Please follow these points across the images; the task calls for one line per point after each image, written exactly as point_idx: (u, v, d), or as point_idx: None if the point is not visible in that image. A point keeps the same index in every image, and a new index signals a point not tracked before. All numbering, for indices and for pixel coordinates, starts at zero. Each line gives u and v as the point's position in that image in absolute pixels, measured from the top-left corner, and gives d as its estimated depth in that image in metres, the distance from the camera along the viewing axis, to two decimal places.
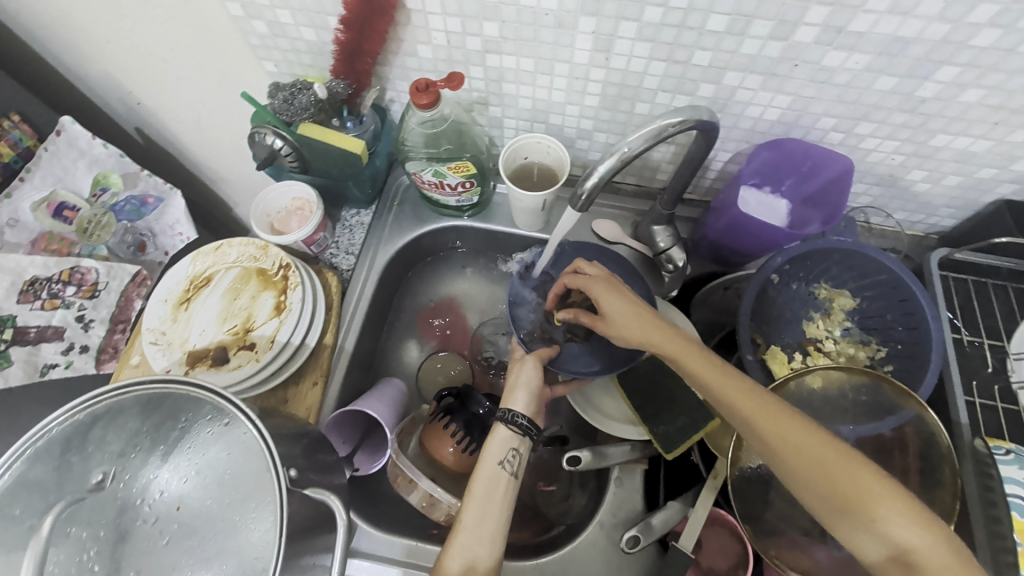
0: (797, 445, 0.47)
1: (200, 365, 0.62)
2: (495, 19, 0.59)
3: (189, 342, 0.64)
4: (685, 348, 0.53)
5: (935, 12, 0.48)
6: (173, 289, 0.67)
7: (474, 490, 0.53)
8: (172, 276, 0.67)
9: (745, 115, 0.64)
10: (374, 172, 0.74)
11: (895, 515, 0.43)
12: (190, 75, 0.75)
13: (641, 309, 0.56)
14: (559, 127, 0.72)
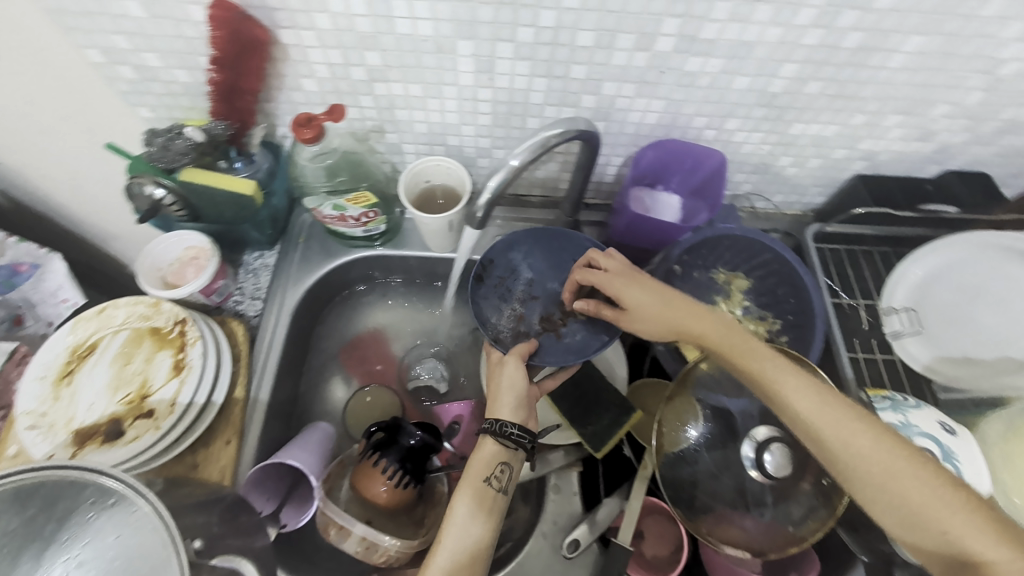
0: (859, 438, 0.46)
1: (90, 444, 0.56)
2: (375, 49, 0.60)
3: (73, 420, 0.57)
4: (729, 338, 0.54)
5: (768, 18, 0.54)
6: (52, 364, 0.60)
7: (456, 515, 0.53)
8: (49, 349, 0.61)
9: (628, 121, 0.67)
10: (272, 211, 0.71)
11: (954, 515, 0.42)
12: (55, 127, 0.68)
13: (681, 302, 0.56)
14: (458, 147, 0.73)
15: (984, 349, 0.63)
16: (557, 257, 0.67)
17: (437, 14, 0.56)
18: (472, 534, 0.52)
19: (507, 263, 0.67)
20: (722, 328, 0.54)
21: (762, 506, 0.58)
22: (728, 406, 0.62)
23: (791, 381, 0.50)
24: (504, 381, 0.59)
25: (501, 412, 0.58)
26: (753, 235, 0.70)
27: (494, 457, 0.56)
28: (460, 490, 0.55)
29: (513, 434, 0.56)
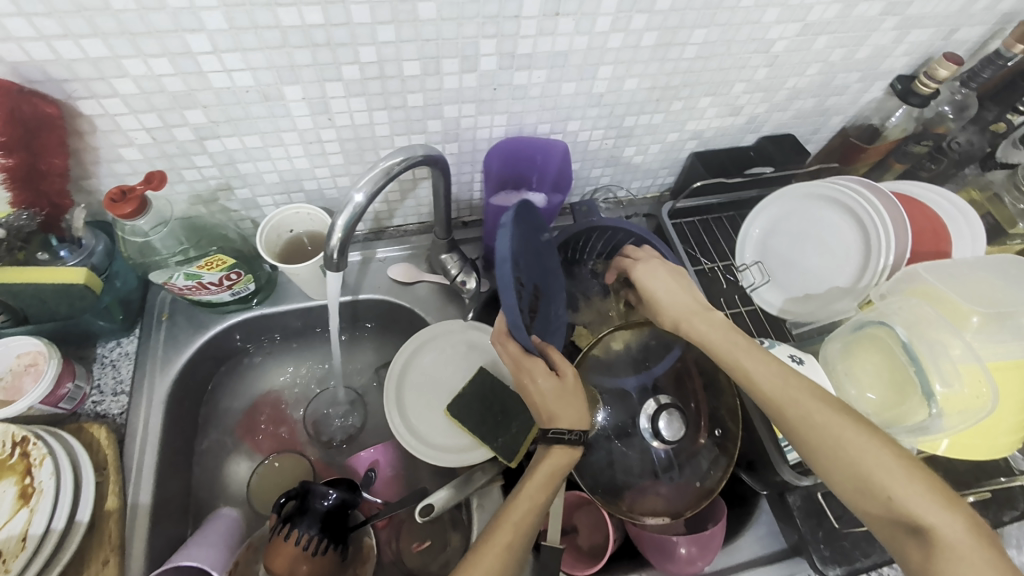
0: (811, 414, 0.52)
1: None
2: (195, 106, 0.57)
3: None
4: (713, 334, 0.59)
5: (571, 30, 0.59)
6: None
7: (506, 522, 0.53)
8: None
9: (478, 138, 0.70)
10: (118, 295, 0.64)
11: (906, 484, 0.47)
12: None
13: (675, 306, 0.62)
14: (318, 191, 0.71)
15: (818, 284, 0.72)
16: (529, 234, 0.59)
17: (253, 63, 0.54)
18: (516, 545, 0.52)
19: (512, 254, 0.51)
20: (701, 319, 0.61)
21: (669, 471, 0.62)
22: (627, 386, 0.66)
23: (766, 368, 0.55)
24: (561, 390, 0.59)
25: (569, 421, 0.58)
26: (614, 223, 0.71)
27: (563, 467, 0.57)
28: (523, 496, 0.55)
29: (581, 447, 0.58)
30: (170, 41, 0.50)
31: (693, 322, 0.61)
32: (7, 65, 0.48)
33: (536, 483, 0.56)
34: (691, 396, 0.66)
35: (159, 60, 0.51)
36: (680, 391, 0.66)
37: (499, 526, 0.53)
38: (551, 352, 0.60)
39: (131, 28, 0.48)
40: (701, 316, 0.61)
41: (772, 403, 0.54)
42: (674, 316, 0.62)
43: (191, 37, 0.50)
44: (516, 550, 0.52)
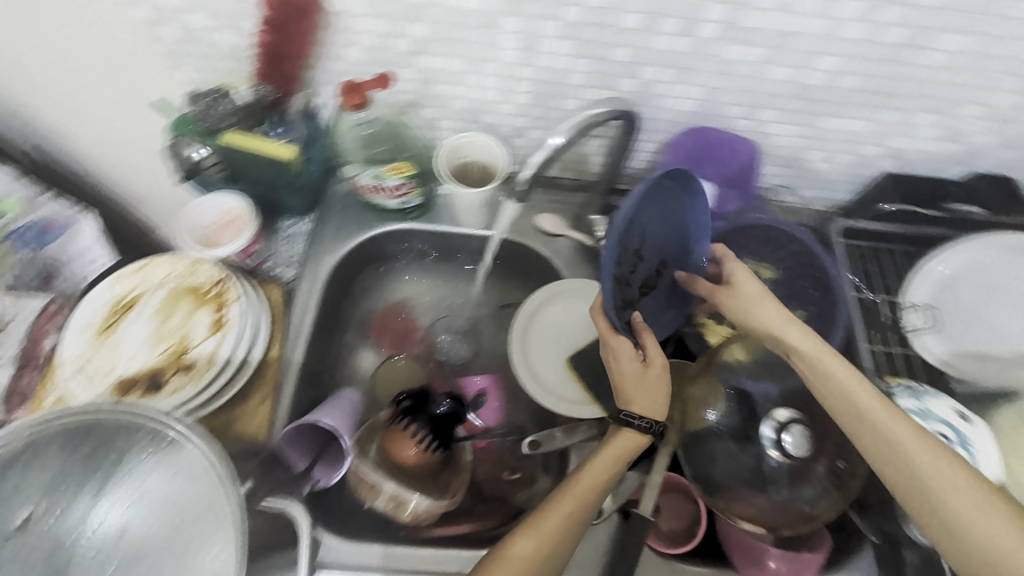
0: (947, 484, 0.49)
1: (132, 393, 0.58)
2: (423, 20, 0.60)
3: (116, 369, 0.60)
4: (835, 370, 0.54)
5: (811, 10, 0.55)
6: (94, 315, 0.62)
7: (578, 484, 0.54)
8: (91, 301, 0.62)
9: (664, 106, 0.69)
10: (308, 179, 0.71)
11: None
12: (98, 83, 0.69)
13: (781, 326, 0.57)
14: (494, 125, 0.74)
15: (996, 344, 0.66)
16: (675, 213, 0.62)
17: None
18: (580, 509, 0.53)
19: (634, 212, 0.57)
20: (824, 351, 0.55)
21: (777, 484, 0.60)
22: (751, 389, 0.64)
23: (897, 423, 0.51)
24: (637, 376, 0.59)
25: (641, 403, 0.58)
26: (779, 224, 0.73)
27: (635, 448, 0.58)
28: (595, 464, 0.56)
29: (650, 437, 0.58)
30: None
31: (811, 348, 0.56)
32: None
33: (607, 456, 0.56)
34: (821, 419, 0.62)
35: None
36: (809, 411, 0.63)
37: (569, 488, 0.55)
38: (610, 342, 0.59)
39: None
40: (818, 346, 0.56)
41: (902, 465, 0.51)
42: (776, 334, 0.57)
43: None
44: (582, 511, 0.53)
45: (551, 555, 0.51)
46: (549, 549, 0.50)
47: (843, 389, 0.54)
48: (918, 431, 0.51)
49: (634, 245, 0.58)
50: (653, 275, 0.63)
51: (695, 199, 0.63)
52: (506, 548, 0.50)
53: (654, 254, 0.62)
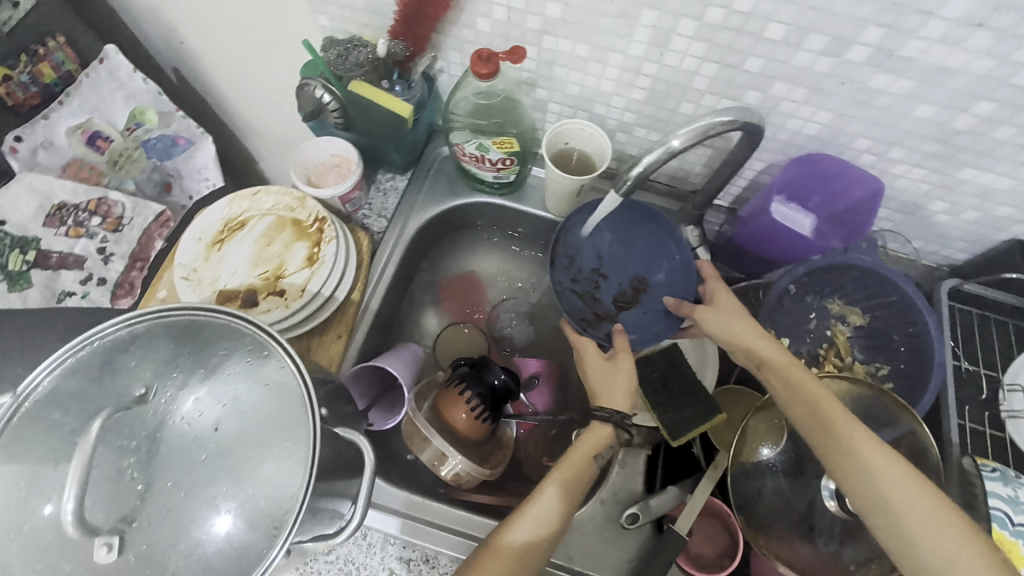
0: (917, 504, 0.49)
1: (230, 305, 0.64)
2: (558, 0, 0.59)
3: (220, 281, 0.65)
4: (804, 381, 0.56)
5: (984, 47, 0.49)
6: (207, 228, 0.67)
7: (562, 476, 0.56)
8: (207, 216, 0.68)
9: (785, 126, 0.65)
10: (416, 139, 0.75)
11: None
12: (238, 16, 0.72)
13: (755, 339, 0.59)
14: (601, 116, 0.73)
15: None
16: (632, 234, 0.72)
17: None
18: (565, 496, 0.55)
19: (592, 244, 0.73)
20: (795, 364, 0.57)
21: (823, 535, 0.58)
22: None
23: (865, 439, 0.52)
24: (605, 375, 0.65)
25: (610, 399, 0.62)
26: (881, 270, 0.67)
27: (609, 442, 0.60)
28: (576, 456, 0.58)
29: (619, 428, 0.60)
30: None
31: (780, 360, 0.57)
32: None
33: (586, 446, 0.59)
34: None
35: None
36: None
37: (551, 478, 0.57)
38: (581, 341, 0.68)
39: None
40: (787, 359, 0.57)
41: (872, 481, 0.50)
42: (747, 345, 0.59)
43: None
44: (568, 499, 0.55)
45: (540, 542, 0.52)
46: (538, 536, 0.52)
47: (807, 400, 0.55)
48: (874, 441, 0.52)
49: (591, 266, 0.72)
50: (627, 291, 0.72)
51: (658, 223, 0.72)
52: (500, 535, 0.52)
53: (620, 273, 0.72)
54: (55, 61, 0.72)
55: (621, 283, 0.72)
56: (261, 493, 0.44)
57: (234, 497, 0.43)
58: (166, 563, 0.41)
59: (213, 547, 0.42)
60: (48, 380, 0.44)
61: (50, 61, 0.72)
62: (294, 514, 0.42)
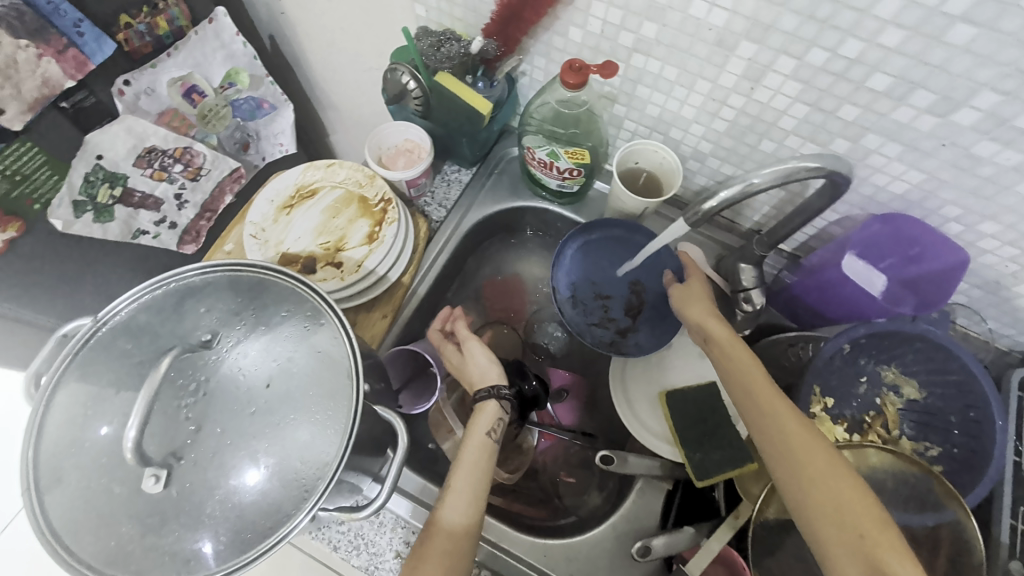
0: (819, 466, 0.50)
1: (290, 268, 0.67)
2: (656, 21, 0.58)
3: (284, 244, 0.68)
4: (736, 348, 0.58)
5: None
6: (280, 192, 0.71)
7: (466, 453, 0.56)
8: (283, 180, 0.71)
9: (869, 180, 0.62)
10: (487, 137, 0.77)
11: (877, 544, 0.46)
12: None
13: (704, 316, 0.62)
14: (676, 141, 0.72)
15: None
16: (609, 240, 0.76)
17: (739, 8, 0.53)
18: (479, 471, 0.55)
19: (581, 273, 0.76)
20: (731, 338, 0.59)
21: None
22: None
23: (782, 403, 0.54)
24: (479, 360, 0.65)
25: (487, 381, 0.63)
26: (953, 347, 0.62)
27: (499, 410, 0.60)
28: (473, 434, 0.58)
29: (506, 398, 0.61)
30: None
31: (722, 333, 0.60)
32: None
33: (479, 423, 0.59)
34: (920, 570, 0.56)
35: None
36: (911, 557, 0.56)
37: (461, 461, 0.56)
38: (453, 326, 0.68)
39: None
40: (726, 332, 0.60)
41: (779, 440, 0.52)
42: (700, 318, 0.63)
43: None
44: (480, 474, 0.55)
45: (469, 525, 0.52)
46: (460, 524, 0.51)
47: (739, 370, 0.56)
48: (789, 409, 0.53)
49: (591, 293, 0.75)
50: (632, 299, 0.75)
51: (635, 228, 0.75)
52: (431, 526, 0.51)
53: (618, 286, 0.75)
54: (171, 16, 0.74)
55: (623, 293, 0.75)
56: (299, 453, 0.45)
57: (274, 455, 0.45)
58: (202, 505, 0.43)
59: (246, 500, 0.44)
60: (126, 308, 0.47)
61: (167, 15, 0.73)
62: (326, 483, 0.43)
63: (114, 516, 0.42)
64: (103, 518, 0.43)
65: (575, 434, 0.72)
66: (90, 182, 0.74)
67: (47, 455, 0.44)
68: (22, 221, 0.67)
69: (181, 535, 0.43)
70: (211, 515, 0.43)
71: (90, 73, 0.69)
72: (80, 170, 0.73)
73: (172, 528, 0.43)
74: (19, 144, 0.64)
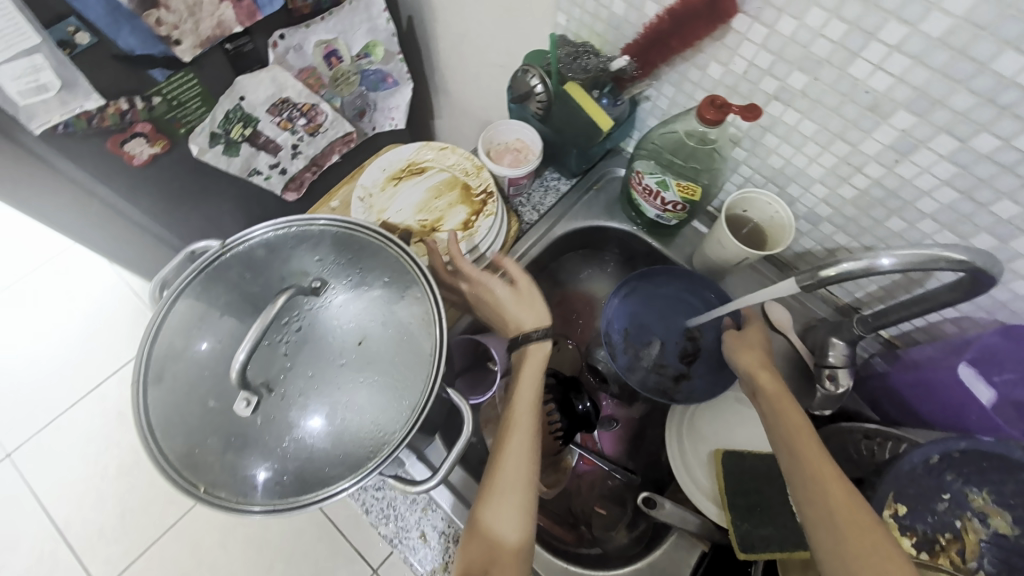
0: (864, 536, 0.47)
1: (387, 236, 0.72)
2: (808, 73, 0.56)
3: (387, 213, 0.74)
4: (786, 404, 0.57)
5: None
6: (393, 163, 0.77)
7: (515, 456, 0.56)
8: (397, 153, 0.77)
9: (1007, 286, 0.57)
10: (596, 153, 0.78)
11: None
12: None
13: (757, 366, 0.62)
14: (791, 198, 0.69)
15: None
16: (658, 291, 0.76)
17: (907, 77, 0.50)
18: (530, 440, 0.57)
19: (632, 326, 0.75)
20: (782, 393, 0.58)
21: None
22: None
23: (828, 464, 0.52)
24: (528, 302, 0.66)
25: (530, 325, 0.65)
26: None
27: (539, 379, 0.62)
28: (519, 437, 0.57)
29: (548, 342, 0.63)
30: (871, 18, 0.48)
31: (774, 388, 0.59)
32: None
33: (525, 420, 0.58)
34: None
35: (840, 24, 0.50)
36: None
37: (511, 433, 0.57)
38: (502, 265, 0.68)
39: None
40: (780, 387, 0.59)
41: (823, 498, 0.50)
42: (753, 367, 0.62)
43: (895, 24, 0.47)
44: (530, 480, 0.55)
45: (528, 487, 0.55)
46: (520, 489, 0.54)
47: (788, 428, 0.55)
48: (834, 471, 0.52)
49: (644, 345, 0.74)
50: (685, 346, 0.74)
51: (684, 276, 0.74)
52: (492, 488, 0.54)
53: (670, 336, 0.75)
54: None
55: (676, 341, 0.74)
56: (374, 411, 0.49)
57: (348, 410, 0.49)
58: (280, 437, 0.47)
59: (314, 444, 0.48)
60: (263, 233, 0.53)
61: None
62: (390, 450, 0.46)
63: (201, 425, 0.47)
64: (193, 427, 0.47)
65: (619, 467, 0.72)
66: (228, 119, 0.78)
67: (158, 352, 0.49)
68: (168, 141, 0.74)
69: (250, 460, 0.47)
70: (282, 449, 0.47)
71: (256, 23, 0.72)
72: (224, 107, 0.77)
73: (248, 451, 0.47)
74: (183, 72, 0.69)
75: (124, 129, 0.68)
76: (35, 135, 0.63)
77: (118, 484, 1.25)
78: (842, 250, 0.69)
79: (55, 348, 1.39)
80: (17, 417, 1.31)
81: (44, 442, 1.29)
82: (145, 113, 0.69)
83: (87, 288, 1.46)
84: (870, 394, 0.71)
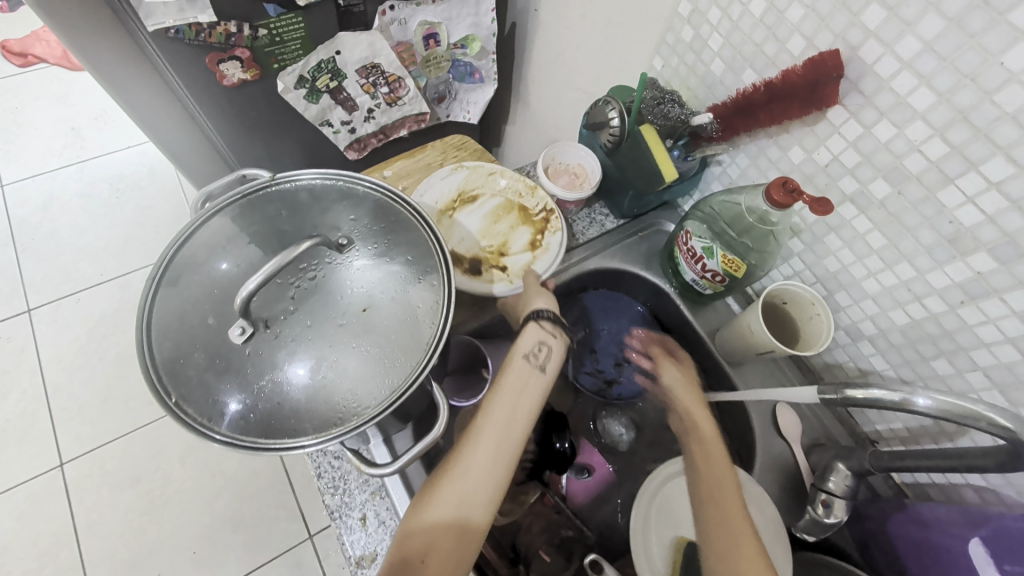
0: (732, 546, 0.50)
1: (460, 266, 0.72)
2: (894, 185, 0.53)
3: (453, 244, 0.73)
4: (709, 439, 0.61)
5: None
6: (444, 194, 0.77)
7: (474, 461, 0.49)
8: (446, 183, 0.78)
9: None
10: (649, 202, 0.77)
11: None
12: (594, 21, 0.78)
13: (692, 402, 0.67)
14: (836, 305, 0.66)
15: None
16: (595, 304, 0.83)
17: (1000, 219, 0.46)
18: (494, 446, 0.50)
19: (584, 351, 0.81)
20: (709, 429, 0.63)
21: None
22: None
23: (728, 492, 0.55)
24: (532, 291, 0.66)
25: (540, 305, 0.63)
26: None
27: (528, 378, 0.54)
28: (479, 438, 0.50)
29: (557, 331, 0.59)
30: (976, 149, 0.45)
31: (706, 425, 0.63)
32: (849, 51, 0.51)
33: (495, 427, 0.51)
34: None
35: (942, 144, 0.48)
36: None
37: (476, 433, 0.51)
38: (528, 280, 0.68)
39: (972, 113, 0.44)
40: (710, 428, 0.63)
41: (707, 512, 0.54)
42: (687, 403, 0.67)
43: (1001, 160, 0.44)
44: (479, 490, 0.48)
45: (477, 498, 0.48)
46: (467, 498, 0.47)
47: (722, 513, 0.53)
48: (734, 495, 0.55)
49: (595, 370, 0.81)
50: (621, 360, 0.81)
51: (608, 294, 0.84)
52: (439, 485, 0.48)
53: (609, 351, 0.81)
54: None
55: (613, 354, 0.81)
56: (357, 379, 0.48)
57: (332, 369, 0.48)
58: (258, 376, 0.47)
59: (291, 391, 0.48)
60: (309, 178, 0.55)
61: None
62: (359, 422, 0.45)
63: (193, 338, 0.48)
64: (188, 338, 0.48)
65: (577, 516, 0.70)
66: (319, 67, 0.80)
67: (179, 258, 0.50)
68: (259, 71, 0.77)
69: (227, 386, 0.47)
70: (259, 386, 0.47)
71: None
72: (319, 56, 0.78)
73: (227, 377, 0.47)
74: (292, 15, 0.71)
75: (224, 49, 0.72)
76: (148, 32, 0.67)
77: (112, 370, 1.30)
78: (875, 374, 0.64)
79: (102, 229, 1.46)
80: (49, 279, 1.38)
81: (61, 308, 1.35)
82: (248, 41, 0.72)
83: (147, 182, 1.55)
84: (863, 535, 0.65)
